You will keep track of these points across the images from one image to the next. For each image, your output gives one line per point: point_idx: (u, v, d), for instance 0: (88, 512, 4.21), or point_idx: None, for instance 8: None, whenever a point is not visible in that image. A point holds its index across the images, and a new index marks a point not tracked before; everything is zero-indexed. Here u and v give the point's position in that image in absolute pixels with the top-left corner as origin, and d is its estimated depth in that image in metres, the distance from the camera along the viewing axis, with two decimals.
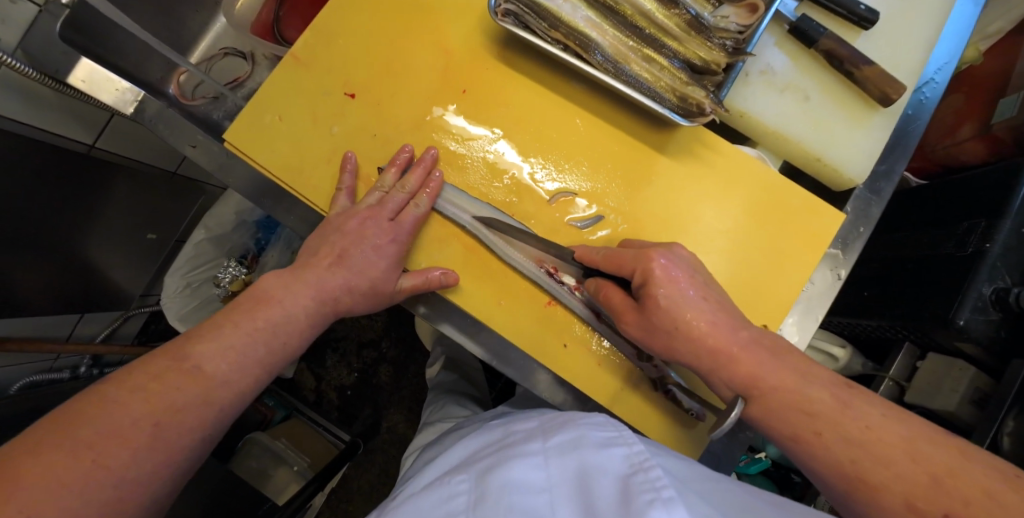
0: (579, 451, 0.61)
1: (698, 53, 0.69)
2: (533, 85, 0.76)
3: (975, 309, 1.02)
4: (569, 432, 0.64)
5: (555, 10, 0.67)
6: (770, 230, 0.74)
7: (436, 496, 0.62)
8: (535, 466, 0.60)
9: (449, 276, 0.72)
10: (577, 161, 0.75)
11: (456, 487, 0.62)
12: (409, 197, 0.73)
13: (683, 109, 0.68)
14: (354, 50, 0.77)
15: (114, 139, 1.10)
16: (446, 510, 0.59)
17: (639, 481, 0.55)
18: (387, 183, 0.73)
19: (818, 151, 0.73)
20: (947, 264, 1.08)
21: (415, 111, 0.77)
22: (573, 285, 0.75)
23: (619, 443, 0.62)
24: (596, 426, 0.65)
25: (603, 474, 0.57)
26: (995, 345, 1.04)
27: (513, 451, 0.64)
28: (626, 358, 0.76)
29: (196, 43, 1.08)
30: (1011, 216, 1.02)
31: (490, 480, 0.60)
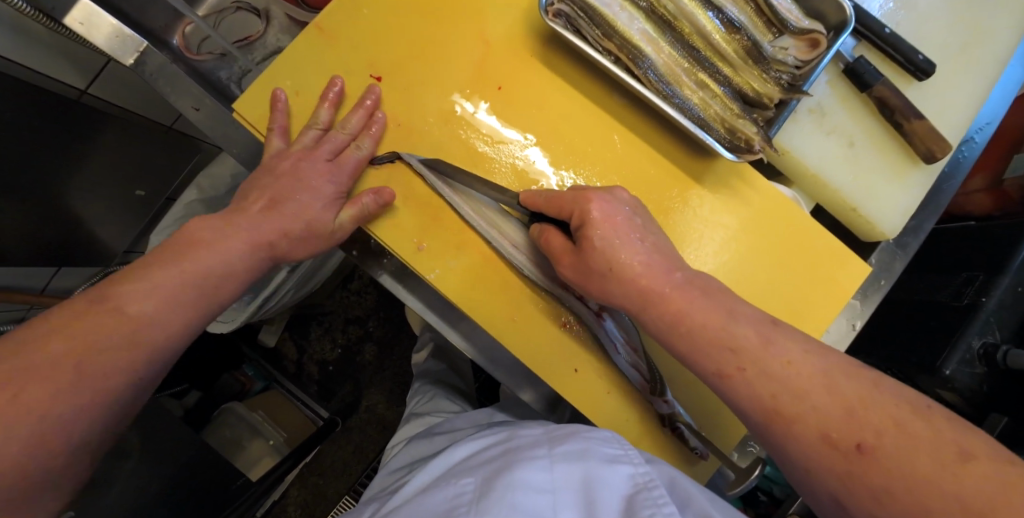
0: (585, 462, 0.59)
1: (752, 84, 0.65)
2: (572, 91, 0.72)
3: (962, 361, 1.03)
4: (577, 441, 0.61)
5: (610, 18, 0.63)
6: (793, 274, 0.73)
7: (438, 493, 0.59)
8: (541, 468, 0.58)
9: (380, 196, 0.68)
10: (609, 179, 0.72)
11: (460, 485, 0.60)
12: (351, 139, 0.70)
13: (729, 141, 0.64)
14: (385, 29, 0.72)
15: (109, 86, 1.03)
16: (450, 506, 0.56)
17: (643, 497, 0.54)
18: (321, 121, 0.70)
19: (854, 199, 0.72)
20: (942, 314, 1.09)
21: (443, 101, 0.72)
22: (589, 313, 0.72)
23: (624, 460, 0.61)
24: (604, 440, 0.63)
25: (608, 488, 0.56)
26: (977, 398, 1.05)
27: (519, 452, 0.62)
28: (636, 390, 0.74)
29: None
30: (1010, 273, 1.02)
31: (496, 479, 0.57)
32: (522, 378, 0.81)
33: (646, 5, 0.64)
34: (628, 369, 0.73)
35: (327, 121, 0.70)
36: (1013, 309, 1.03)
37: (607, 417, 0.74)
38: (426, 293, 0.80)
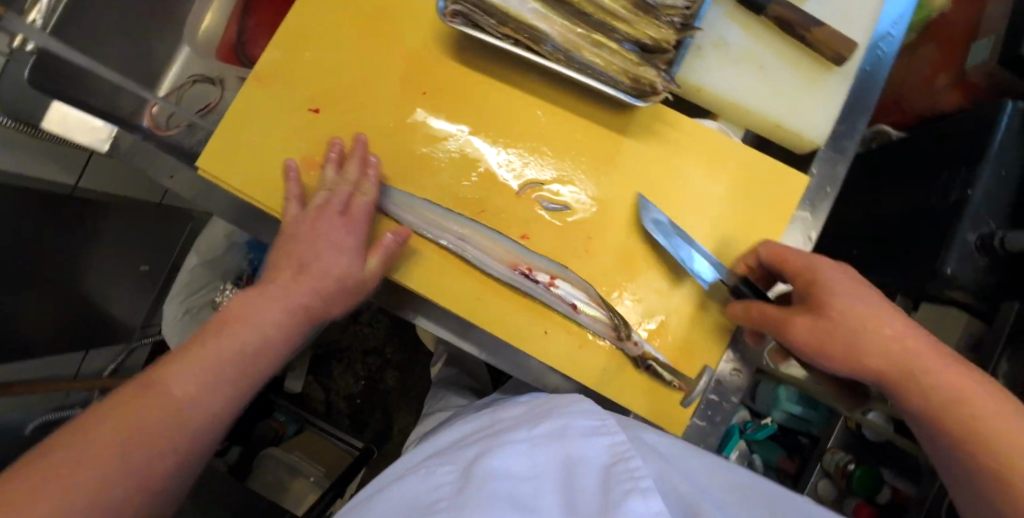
0: (564, 441, 0.59)
1: (648, 32, 0.68)
2: (494, 81, 0.76)
3: (962, 256, 1.01)
4: (556, 421, 0.62)
5: (503, 6, 0.67)
6: (745, 202, 0.76)
7: (422, 481, 0.59)
8: (520, 454, 0.58)
9: (433, 311, 0.71)
10: (540, 150, 0.75)
11: (441, 474, 0.59)
12: (354, 189, 0.72)
13: (637, 91, 0.68)
14: (311, 64, 0.78)
15: (98, 176, 1.13)
16: (432, 496, 0.56)
17: (619, 471, 0.55)
18: (330, 182, 0.73)
19: (776, 115, 0.74)
20: (932, 217, 1.07)
21: (377, 118, 0.77)
22: (548, 281, 0.73)
23: (603, 433, 0.61)
24: (583, 414, 0.64)
25: (587, 466, 0.56)
26: (986, 291, 1.02)
27: (500, 438, 0.62)
28: (604, 338, 0.74)
29: (165, 74, 1.07)
30: (988, 163, 1.01)
31: (476, 465, 0.57)
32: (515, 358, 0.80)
33: None
34: (596, 322, 0.74)
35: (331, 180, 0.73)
36: (999, 195, 1.02)
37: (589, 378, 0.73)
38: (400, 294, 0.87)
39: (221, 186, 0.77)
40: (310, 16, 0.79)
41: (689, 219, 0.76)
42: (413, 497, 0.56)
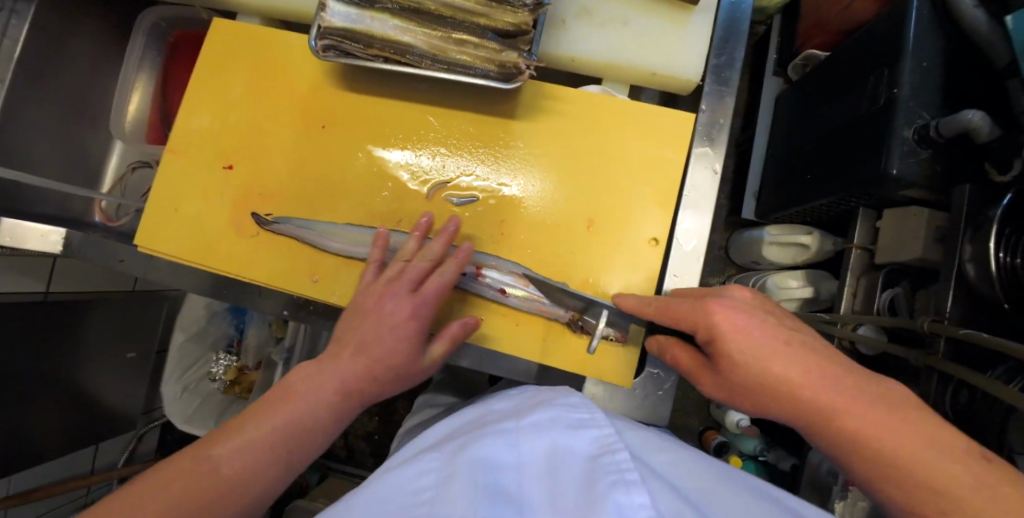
0: (552, 431, 0.56)
1: (506, 20, 0.71)
2: (387, 99, 0.80)
3: (903, 154, 0.98)
4: (545, 410, 0.59)
5: (366, 30, 0.72)
6: (648, 151, 0.77)
7: (402, 470, 0.55)
8: (506, 445, 0.55)
9: (469, 323, 0.70)
10: (440, 151, 0.79)
11: (422, 464, 0.55)
12: (432, 267, 0.70)
13: (507, 74, 0.71)
14: (219, 124, 0.84)
15: (66, 279, 1.18)
16: (413, 489, 0.52)
17: (605, 464, 0.52)
18: (408, 253, 0.72)
19: (649, 64, 0.78)
20: (869, 123, 1.05)
21: (287, 160, 0.82)
22: (473, 273, 0.74)
23: (592, 424, 0.58)
24: (572, 405, 0.61)
25: (572, 456, 0.54)
26: (938, 181, 0.98)
27: (486, 425, 0.59)
28: (537, 311, 0.75)
29: (105, 168, 1.13)
30: (908, 56, 0.98)
31: (460, 456, 0.54)
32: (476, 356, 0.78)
33: (394, 5, 0.72)
34: (519, 296, 0.74)
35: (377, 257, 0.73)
36: (930, 85, 0.98)
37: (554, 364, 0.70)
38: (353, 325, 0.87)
39: (161, 256, 0.82)
40: (209, 81, 0.85)
41: (598, 179, 0.77)
42: (392, 487, 0.52)
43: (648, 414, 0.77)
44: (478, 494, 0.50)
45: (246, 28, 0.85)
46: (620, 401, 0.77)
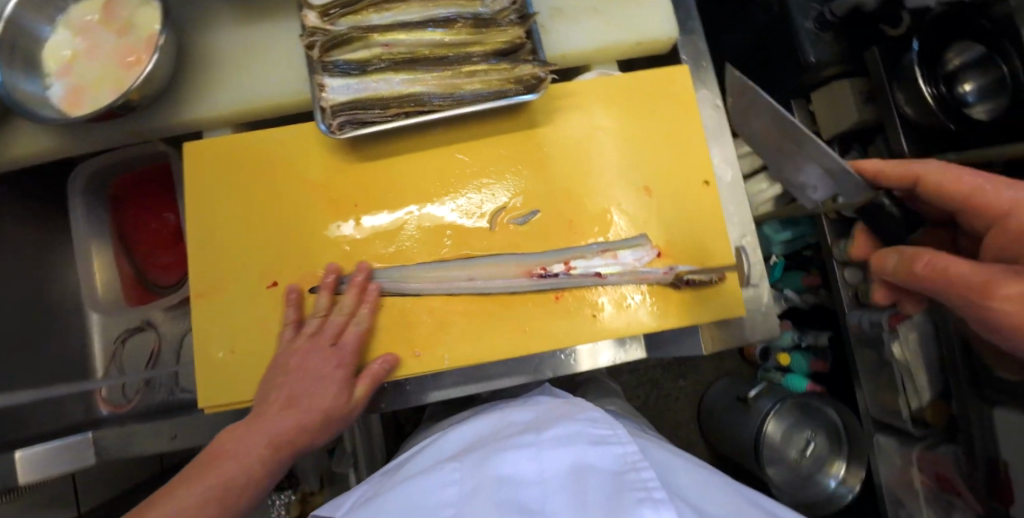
0: (576, 446, 0.61)
1: (501, 40, 0.74)
2: (408, 154, 0.78)
3: (813, 42, 1.10)
4: (566, 427, 0.64)
5: (376, 95, 0.71)
6: (665, 106, 0.81)
7: (426, 478, 0.60)
8: (532, 456, 0.59)
9: (387, 360, 0.72)
10: (484, 182, 0.78)
11: (445, 472, 0.61)
12: (347, 317, 0.73)
13: (526, 85, 0.72)
14: (238, 246, 0.77)
15: (86, 494, 1.02)
16: (437, 494, 0.57)
17: (631, 479, 0.57)
18: (320, 308, 0.73)
19: (633, 36, 0.81)
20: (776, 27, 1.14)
21: (333, 252, 0.77)
22: (565, 269, 0.76)
23: (614, 440, 0.63)
24: (593, 423, 0.67)
25: (594, 470, 0.58)
26: (846, 52, 1.12)
27: (508, 442, 0.63)
28: (640, 281, 0.76)
29: (91, 354, 1.00)
30: None
31: (483, 471, 0.58)
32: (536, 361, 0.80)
33: (389, 63, 0.72)
34: (616, 274, 0.76)
35: (322, 307, 0.73)
36: None
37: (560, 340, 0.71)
38: (453, 374, 0.79)
39: (244, 405, 0.74)
40: (206, 208, 0.78)
41: (636, 146, 0.80)
42: (418, 494, 0.58)
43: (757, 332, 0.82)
44: (500, 498, 0.55)
45: (226, 140, 0.78)
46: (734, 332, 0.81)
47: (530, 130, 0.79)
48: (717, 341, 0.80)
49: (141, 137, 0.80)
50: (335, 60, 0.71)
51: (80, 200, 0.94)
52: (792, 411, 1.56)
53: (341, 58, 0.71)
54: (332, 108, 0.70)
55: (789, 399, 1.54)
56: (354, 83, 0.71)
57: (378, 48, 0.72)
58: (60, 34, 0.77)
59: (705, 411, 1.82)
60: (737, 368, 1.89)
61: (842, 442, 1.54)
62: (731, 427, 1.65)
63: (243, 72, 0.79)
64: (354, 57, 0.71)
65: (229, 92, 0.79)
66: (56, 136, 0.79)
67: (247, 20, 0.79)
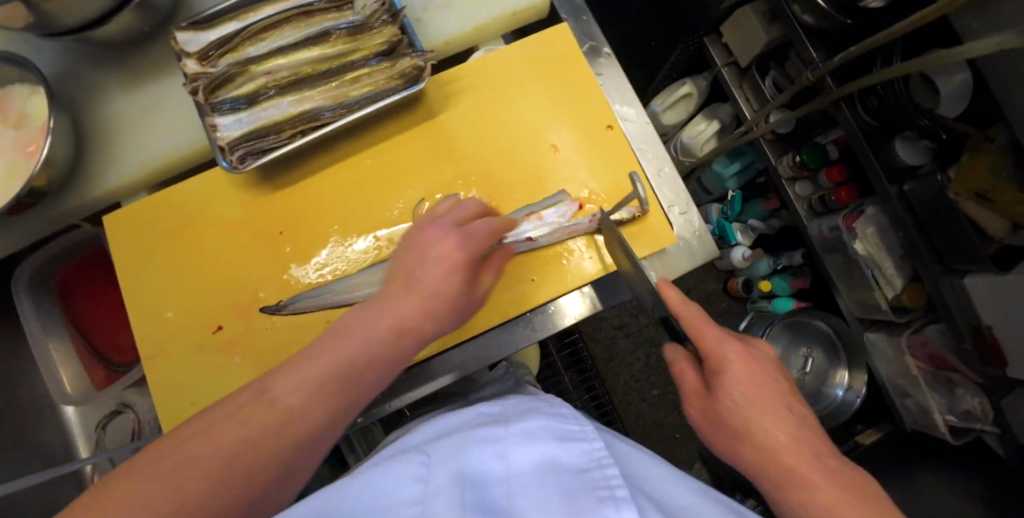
0: (542, 440, 0.51)
1: (377, 41, 0.75)
2: (320, 171, 0.79)
3: None
4: (534, 419, 0.54)
5: (269, 122, 0.73)
6: (555, 66, 0.83)
7: (375, 481, 0.46)
8: (498, 451, 0.50)
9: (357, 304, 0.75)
10: (397, 180, 0.79)
11: (401, 481, 0.46)
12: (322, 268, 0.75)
13: (410, 78, 0.74)
14: (177, 301, 0.78)
15: None
16: (399, 482, 0.46)
17: (594, 478, 0.47)
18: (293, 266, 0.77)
19: (507, 8, 0.83)
20: None
21: (270, 284, 0.77)
22: None
23: (580, 435, 0.54)
24: (560, 418, 0.57)
25: (561, 465, 0.48)
26: None
27: (470, 433, 0.53)
28: (568, 235, 0.77)
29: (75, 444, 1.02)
30: None
31: (440, 464, 0.47)
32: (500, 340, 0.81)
33: (274, 89, 0.73)
34: (545, 234, 0.76)
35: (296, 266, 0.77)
36: None
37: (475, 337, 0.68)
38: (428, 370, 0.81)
39: None
40: (138, 272, 0.79)
41: (535, 111, 0.82)
42: (371, 496, 0.44)
43: (697, 258, 0.83)
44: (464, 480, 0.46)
45: (143, 202, 0.79)
46: (674, 263, 0.83)
47: (430, 121, 0.80)
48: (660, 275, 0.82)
49: (64, 222, 0.82)
50: (222, 99, 0.73)
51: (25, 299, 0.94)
52: (782, 334, 1.59)
53: (228, 95, 0.73)
54: (229, 144, 0.72)
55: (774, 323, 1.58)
56: (244, 116, 0.72)
57: (261, 78, 0.74)
58: None
59: None
60: (727, 307, 1.90)
61: (838, 350, 1.54)
62: None
63: (144, 134, 0.80)
64: (240, 92, 0.73)
65: (137, 157, 0.80)
66: None
67: (136, 84, 0.81)
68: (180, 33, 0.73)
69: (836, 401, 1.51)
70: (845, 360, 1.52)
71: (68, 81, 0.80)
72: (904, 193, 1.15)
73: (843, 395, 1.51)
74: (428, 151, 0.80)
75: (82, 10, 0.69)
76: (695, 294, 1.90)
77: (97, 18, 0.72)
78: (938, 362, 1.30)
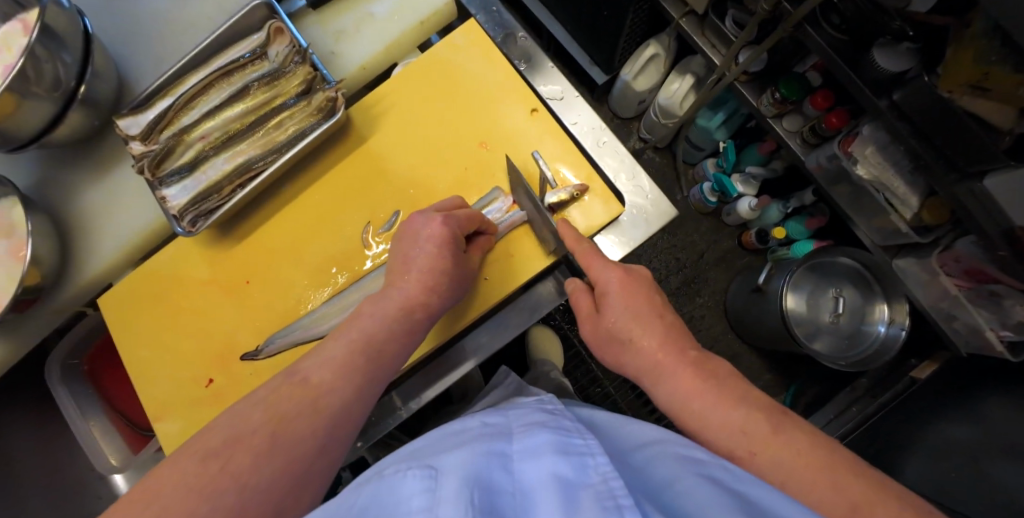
0: (546, 455, 0.47)
1: (293, 83, 0.78)
2: (272, 217, 0.82)
3: None
4: (541, 434, 0.51)
5: (210, 183, 0.77)
6: (469, 63, 0.82)
7: (383, 492, 0.44)
8: (503, 468, 0.47)
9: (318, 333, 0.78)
10: (342, 208, 0.81)
11: (409, 491, 0.44)
12: (299, 304, 0.80)
13: (328, 111, 0.76)
14: (168, 363, 0.82)
15: None
16: (407, 493, 0.44)
17: (595, 490, 0.42)
18: (273, 309, 0.81)
19: (414, 20, 0.85)
20: None
21: (246, 332, 0.81)
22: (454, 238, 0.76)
23: (587, 449, 0.49)
24: (570, 434, 0.52)
25: (559, 477, 0.44)
26: None
27: (477, 446, 0.51)
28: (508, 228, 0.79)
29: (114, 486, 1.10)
30: None
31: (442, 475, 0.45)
32: (486, 340, 0.86)
33: (212, 149, 0.78)
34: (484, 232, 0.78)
35: (277, 309, 0.81)
36: None
37: (400, 358, 0.69)
38: (418, 381, 0.86)
39: None
40: (130, 344, 0.84)
41: (460, 111, 0.81)
42: (382, 507, 0.42)
43: (657, 219, 0.79)
44: (471, 488, 0.42)
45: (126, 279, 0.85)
46: (632, 231, 0.79)
47: (361, 143, 0.82)
48: (619, 246, 0.80)
49: (66, 310, 0.89)
50: (167, 172, 0.78)
51: (65, 390, 1.02)
52: (806, 278, 1.51)
53: (172, 167, 0.78)
54: (180, 212, 0.76)
55: (797, 267, 1.48)
56: (188, 182, 0.77)
57: (198, 142, 0.79)
58: None
59: (733, 316, 1.74)
60: (746, 263, 1.80)
61: (872, 285, 1.46)
62: (758, 319, 1.60)
63: (116, 216, 0.87)
64: (181, 161, 0.78)
65: (113, 239, 0.87)
66: (1, 345, 0.87)
67: (101, 173, 0.88)
68: (121, 120, 0.79)
69: (880, 338, 1.41)
70: (881, 294, 1.44)
71: (40, 185, 0.87)
72: (896, 103, 0.98)
73: (886, 331, 1.41)
74: (365, 173, 0.81)
75: (28, 121, 0.77)
76: (709, 256, 1.82)
77: (49, 121, 0.80)
78: (976, 275, 1.20)
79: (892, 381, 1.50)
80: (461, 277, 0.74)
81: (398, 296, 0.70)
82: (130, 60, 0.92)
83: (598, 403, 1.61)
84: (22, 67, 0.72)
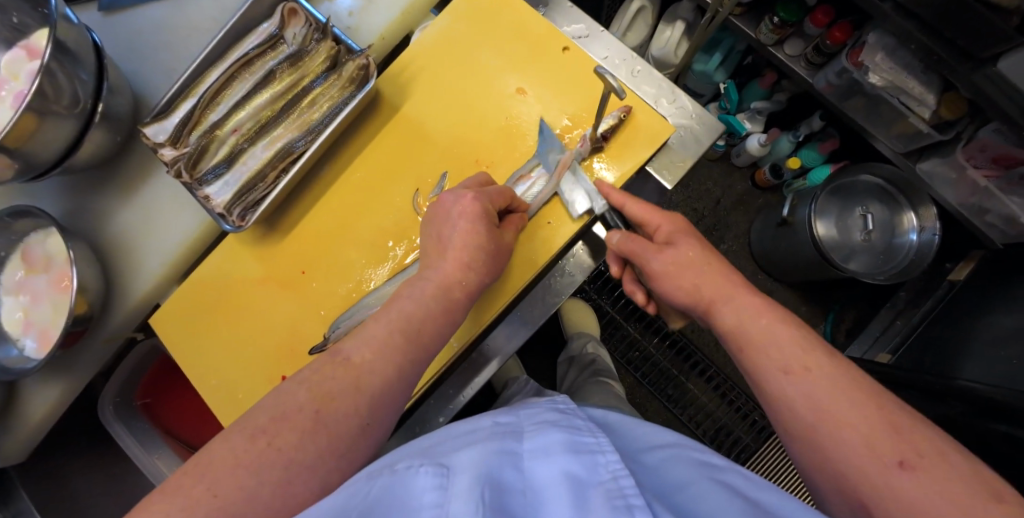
0: (554, 456, 0.45)
1: (317, 62, 0.77)
2: (318, 202, 0.80)
3: None
4: (550, 430, 0.49)
5: (251, 175, 0.76)
6: (488, 15, 0.81)
7: (391, 491, 0.42)
8: (512, 465, 0.46)
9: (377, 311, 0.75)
10: (388, 180, 0.80)
11: (418, 490, 0.42)
12: (358, 283, 0.78)
13: (360, 81, 0.75)
14: (236, 368, 0.80)
15: None
16: (417, 491, 0.42)
17: (605, 489, 0.41)
18: (333, 293, 0.78)
19: None
20: None
21: (311, 321, 0.79)
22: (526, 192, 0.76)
23: (597, 445, 0.47)
24: (580, 430, 0.50)
25: (568, 478, 0.43)
26: None
27: (484, 441, 0.48)
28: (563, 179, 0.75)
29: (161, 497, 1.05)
30: None
31: (452, 472, 0.43)
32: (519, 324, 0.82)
33: (246, 141, 0.77)
34: (534, 196, 0.76)
35: (338, 292, 0.78)
36: None
37: (440, 339, 0.66)
38: (457, 378, 0.83)
39: None
40: (195, 355, 0.82)
41: (489, 63, 0.80)
42: (391, 507, 0.40)
43: (707, 135, 0.78)
44: (480, 485, 0.41)
45: (176, 292, 0.83)
46: (687, 150, 0.78)
47: (396, 112, 0.81)
48: (674, 172, 0.79)
49: (114, 339, 0.86)
50: (204, 171, 0.76)
51: (123, 427, 0.99)
52: (830, 202, 1.49)
53: (208, 165, 0.77)
54: (226, 208, 0.75)
55: (819, 193, 1.47)
56: (229, 177, 0.76)
57: (230, 138, 0.77)
58: (6, 303, 0.85)
59: (762, 259, 1.72)
60: (764, 202, 1.80)
61: (895, 197, 1.46)
62: (788, 250, 1.58)
63: (155, 232, 0.84)
64: (218, 158, 0.77)
65: (153, 256, 0.85)
66: (57, 386, 0.85)
67: (131, 193, 0.85)
68: (146, 128, 0.76)
69: (914, 247, 1.40)
70: (907, 204, 1.43)
71: (71, 213, 0.85)
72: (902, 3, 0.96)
73: (919, 238, 1.40)
74: (406, 143, 0.80)
75: (50, 143, 0.74)
76: (726, 201, 1.81)
77: (69, 144, 0.78)
78: (1004, 162, 1.19)
79: (932, 289, 1.49)
80: (499, 252, 0.71)
81: (460, 252, 0.68)
82: (139, 76, 0.89)
83: (640, 367, 1.55)
84: (39, 86, 0.69)
